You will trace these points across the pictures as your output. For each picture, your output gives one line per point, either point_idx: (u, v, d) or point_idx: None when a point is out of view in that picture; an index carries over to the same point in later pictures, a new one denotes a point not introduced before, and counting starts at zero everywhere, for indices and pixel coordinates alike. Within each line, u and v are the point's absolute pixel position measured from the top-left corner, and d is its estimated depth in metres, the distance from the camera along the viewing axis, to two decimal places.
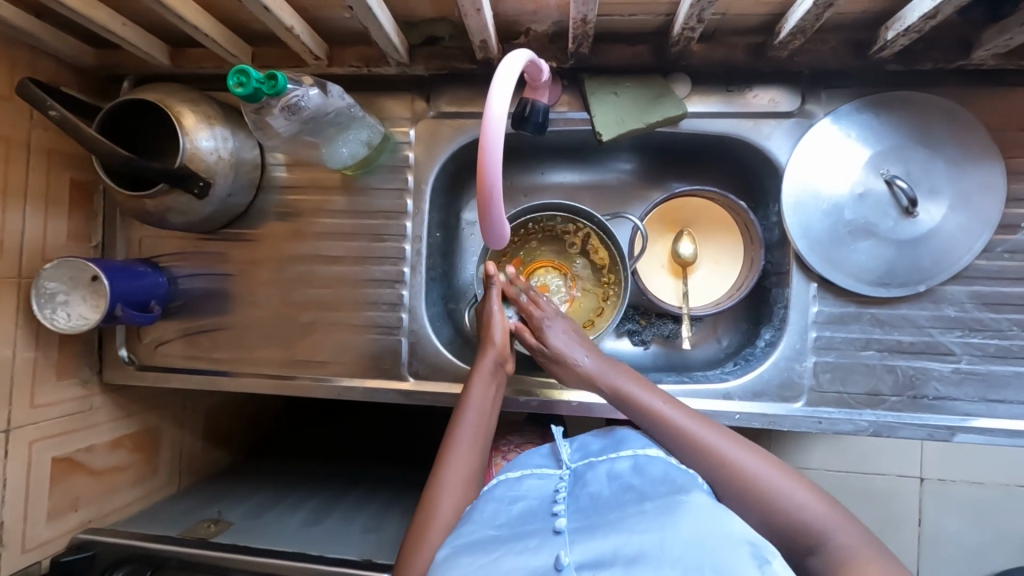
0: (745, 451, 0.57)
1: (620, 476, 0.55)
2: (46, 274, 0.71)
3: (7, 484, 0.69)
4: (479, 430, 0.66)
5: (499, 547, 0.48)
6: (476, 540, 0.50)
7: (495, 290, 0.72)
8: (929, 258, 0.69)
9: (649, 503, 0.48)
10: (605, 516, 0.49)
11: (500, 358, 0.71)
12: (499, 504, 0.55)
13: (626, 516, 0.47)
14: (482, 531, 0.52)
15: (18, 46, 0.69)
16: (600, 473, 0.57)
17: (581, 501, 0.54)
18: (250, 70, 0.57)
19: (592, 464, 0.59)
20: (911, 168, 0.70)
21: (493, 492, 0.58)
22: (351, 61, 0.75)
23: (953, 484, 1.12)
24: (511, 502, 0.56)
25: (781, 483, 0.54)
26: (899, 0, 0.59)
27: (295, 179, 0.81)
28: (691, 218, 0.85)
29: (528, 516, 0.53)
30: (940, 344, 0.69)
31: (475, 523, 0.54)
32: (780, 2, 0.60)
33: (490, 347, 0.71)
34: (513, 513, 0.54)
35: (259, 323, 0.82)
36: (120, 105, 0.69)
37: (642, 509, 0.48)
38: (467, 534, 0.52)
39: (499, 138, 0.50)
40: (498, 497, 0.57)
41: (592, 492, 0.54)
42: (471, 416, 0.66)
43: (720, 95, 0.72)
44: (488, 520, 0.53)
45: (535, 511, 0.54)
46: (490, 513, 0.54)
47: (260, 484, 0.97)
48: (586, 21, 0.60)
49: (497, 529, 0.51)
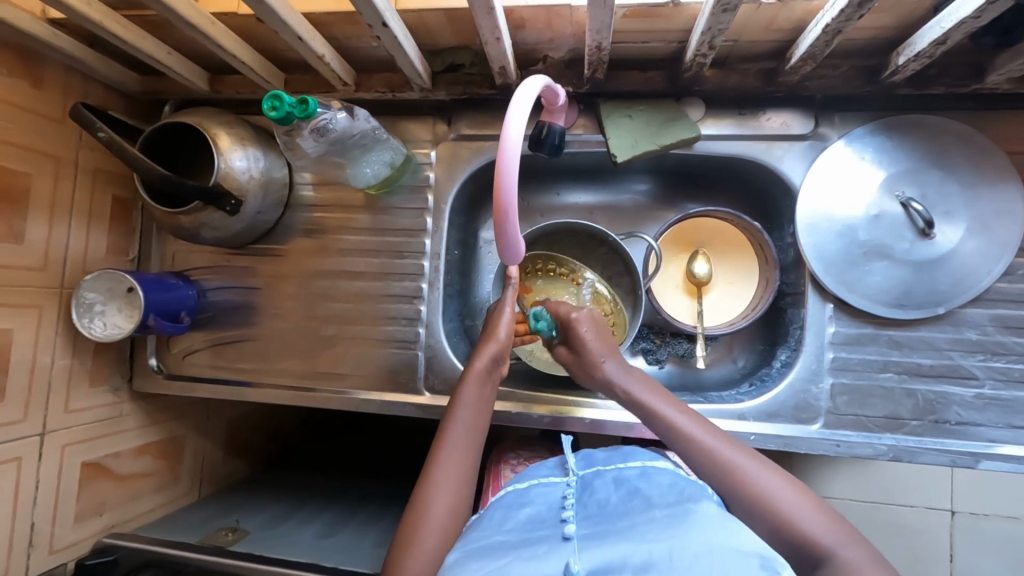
0: (751, 460, 0.57)
1: (627, 484, 0.57)
2: (86, 285, 0.75)
3: (40, 486, 0.72)
4: (471, 430, 0.64)
5: (508, 554, 0.48)
6: (485, 546, 0.50)
7: (511, 290, 0.72)
8: (947, 281, 0.68)
9: (658, 512, 0.50)
10: (612, 524, 0.50)
11: (496, 355, 0.69)
12: (508, 511, 0.57)
13: (636, 524, 0.49)
14: (490, 537, 0.52)
15: (71, 74, 0.75)
16: (608, 482, 0.59)
17: (589, 509, 0.55)
18: (283, 95, 0.60)
19: (602, 475, 0.61)
20: (926, 192, 0.70)
21: (503, 501, 0.60)
22: (377, 87, 0.79)
23: (983, 517, 1.08)
24: (520, 508, 0.57)
25: (792, 496, 0.54)
26: (910, 27, 0.60)
27: (321, 198, 0.84)
28: (705, 239, 0.85)
29: (536, 522, 0.54)
30: (961, 368, 0.68)
31: (484, 529, 0.54)
32: (791, 28, 0.62)
33: (491, 342, 0.69)
34: (521, 519, 0.55)
35: (282, 336, 0.85)
36: (162, 127, 0.73)
37: (651, 516, 0.49)
38: (476, 539, 0.52)
39: (516, 158, 0.52)
40: (508, 505, 0.59)
41: (599, 499, 0.56)
42: (462, 415, 0.65)
43: (733, 118, 0.74)
44: (497, 526, 0.54)
45: (544, 517, 0.55)
46: (499, 520, 0.56)
47: (276, 496, 0.99)
48: (601, 48, 0.62)
49: (506, 535, 0.52)
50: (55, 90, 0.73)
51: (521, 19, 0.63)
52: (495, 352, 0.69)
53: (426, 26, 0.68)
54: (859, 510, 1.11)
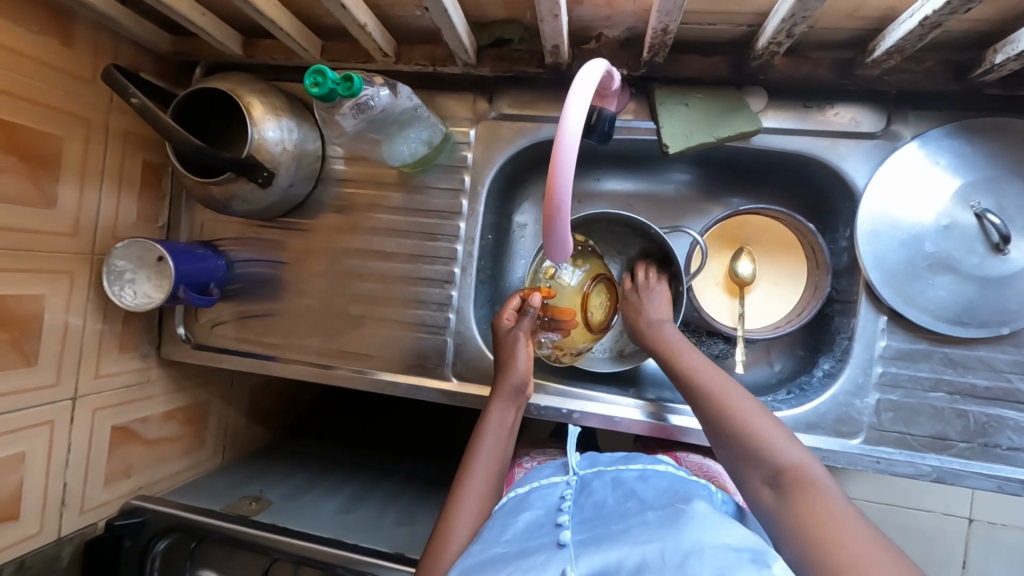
0: (744, 408, 0.57)
1: (625, 486, 0.58)
2: (116, 253, 0.74)
3: (71, 449, 0.73)
4: (494, 460, 0.65)
5: (507, 565, 0.48)
6: (484, 560, 0.50)
7: (529, 321, 0.69)
8: (1017, 301, 0.64)
9: (652, 513, 0.50)
10: (608, 527, 0.51)
11: (519, 384, 0.67)
12: (507, 518, 0.56)
13: (629, 527, 0.49)
14: (490, 550, 0.51)
15: (103, 31, 0.72)
16: (607, 484, 0.59)
17: (585, 511, 0.55)
18: (327, 70, 0.57)
19: (601, 476, 0.61)
20: (1005, 203, 0.65)
21: (504, 509, 0.59)
22: (418, 59, 0.75)
23: (1005, 529, 1.06)
24: (518, 515, 0.56)
25: (760, 420, 0.56)
26: (1012, 21, 0.55)
27: (352, 173, 0.81)
28: (753, 237, 0.81)
29: (534, 529, 0.53)
30: (1018, 392, 0.65)
31: (483, 542, 0.54)
32: (877, 17, 0.56)
33: (512, 373, 0.67)
34: (520, 528, 0.54)
35: (308, 312, 0.84)
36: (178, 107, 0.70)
37: (644, 519, 0.50)
38: (476, 554, 0.52)
39: (573, 147, 0.48)
40: (508, 512, 0.57)
41: (596, 501, 0.56)
42: (489, 441, 0.65)
43: (797, 111, 0.68)
44: (497, 536, 0.53)
45: (541, 523, 0.54)
46: (499, 530, 0.54)
47: (297, 466, 1.00)
48: (666, 31, 0.57)
49: (505, 546, 0.51)
50: (86, 48, 0.70)
51: None
52: (518, 383, 0.66)
53: None
54: (878, 515, 1.09)
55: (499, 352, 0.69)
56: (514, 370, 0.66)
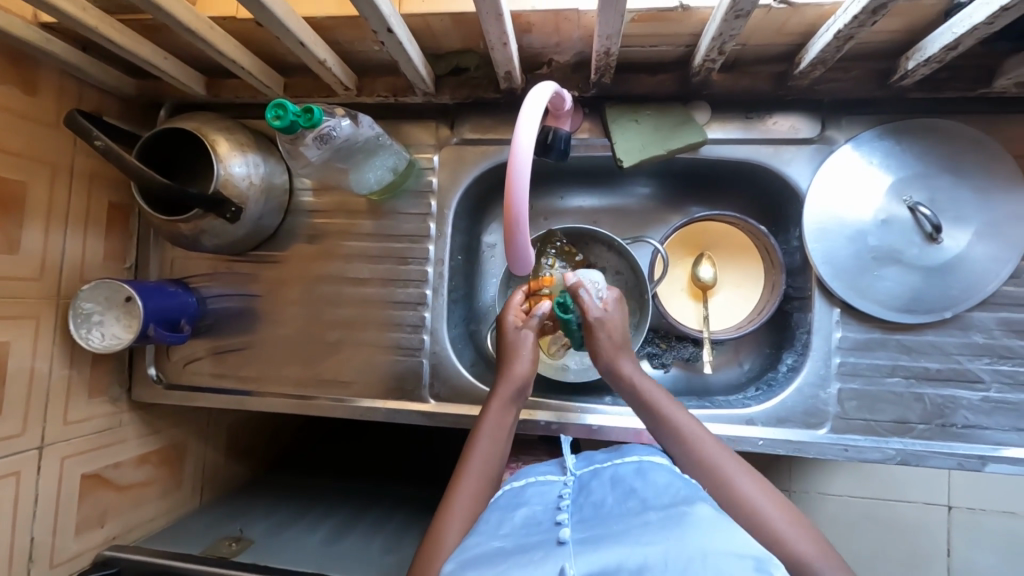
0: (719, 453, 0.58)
1: (624, 483, 0.59)
2: (83, 295, 0.74)
3: (39, 499, 0.71)
4: (490, 459, 0.62)
5: (506, 560, 0.48)
6: (482, 553, 0.50)
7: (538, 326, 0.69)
8: (956, 286, 0.68)
9: (654, 514, 0.51)
10: (607, 526, 0.51)
11: (519, 385, 0.66)
12: (504, 513, 0.57)
13: (631, 527, 0.50)
14: (488, 543, 0.52)
15: (66, 77, 0.73)
16: (605, 483, 0.60)
17: (584, 511, 0.56)
18: (287, 103, 0.59)
19: (599, 475, 0.62)
20: (935, 196, 0.69)
21: (499, 503, 0.61)
22: (380, 91, 0.78)
23: (982, 512, 1.09)
24: (515, 510, 0.58)
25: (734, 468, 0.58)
26: (920, 31, 0.60)
27: (322, 204, 0.83)
28: (711, 243, 0.85)
29: (533, 526, 0.54)
30: (968, 372, 0.68)
31: (480, 535, 0.54)
32: (801, 33, 0.61)
33: (511, 373, 0.66)
34: (517, 523, 0.55)
35: (284, 343, 0.84)
36: (147, 142, 0.71)
37: (646, 520, 0.50)
38: (473, 546, 0.52)
39: (526, 165, 0.51)
40: (504, 507, 0.59)
41: (595, 500, 0.57)
42: (484, 442, 0.63)
43: (740, 121, 0.73)
44: (494, 530, 0.54)
45: (539, 520, 0.55)
46: (496, 524, 0.56)
47: (279, 503, 0.98)
48: (609, 54, 0.61)
49: (503, 542, 0.52)
50: (49, 95, 0.71)
51: (528, 23, 0.62)
52: (520, 384, 0.65)
53: (431, 31, 0.67)
54: (861, 508, 1.12)
55: (501, 353, 0.68)
56: (517, 371, 0.66)
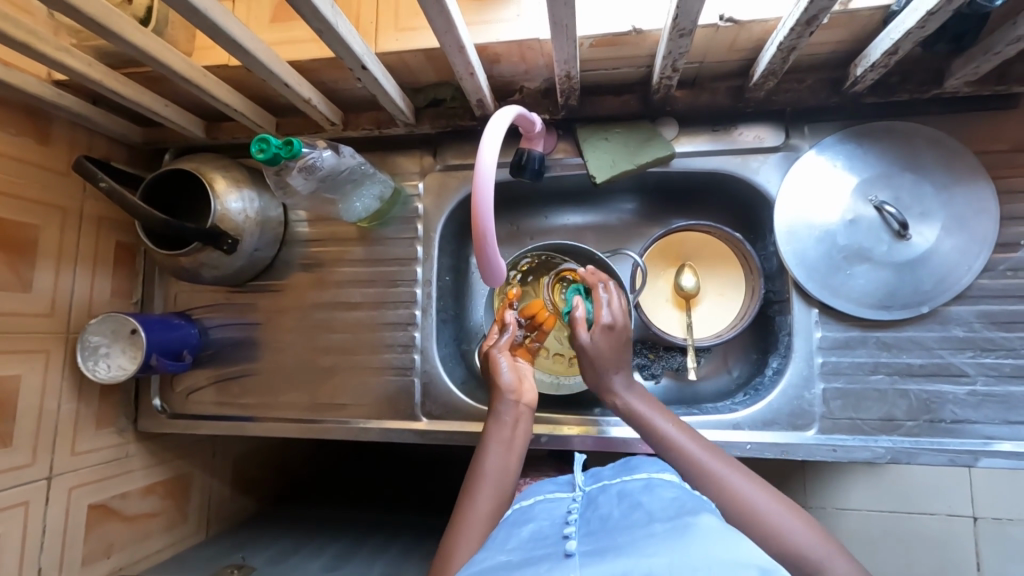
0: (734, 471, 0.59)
1: (631, 496, 0.54)
2: (90, 329, 0.78)
3: (47, 530, 0.73)
4: (498, 472, 0.62)
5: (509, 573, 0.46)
6: (487, 567, 0.48)
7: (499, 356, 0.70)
8: (929, 280, 0.69)
9: (658, 525, 0.47)
10: (614, 539, 0.48)
11: (511, 395, 0.67)
12: (512, 529, 0.54)
13: (636, 538, 0.46)
14: (494, 558, 0.50)
15: (77, 129, 0.80)
16: (612, 497, 0.56)
17: (591, 525, 0.52)
18: (271, 138, 0.63)
19: (605, 489, 0.59)
20: (900, 194, 0.71)
21: (507, 520, 0.57)
22: (365, 125, 0.83)
23: (1009, 522, 1.05)
24: (523, 526, 0.54)
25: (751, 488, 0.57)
26: (863, 39, 0.63)
27: (316, 233, 0.87)
28: (690, 253, 0.87)
29: (540, 540, 0.51)
30: (952, 366, 0.68)
31: (487, 550, 0.52)
32: (751, 48, 0.64)
33: (502, 391, 0.68)
34: (524, 538, 0.52)
35: (283, 369, 0.87)
36: (149, 185, 0.77)
37: (651, 531, 0.47)
38: (478, 561, 0.49)
39: (490, 182, 0.55)
40: (512, 523, 0.56)
41: (602, 514, 0.54)
42: (492, 457, 0.63)
43: (708, 134, 0.76)
44: (500, 545, 0.52)
45: (546, 534, 0.52)
46: (503, 539, 0.53)
47: (284, 532, 0.99)
48: (570, 77, 0.65)
49: (509, 554, 0.49)
50: (61, 145, 0.77)
51: (495, 54, 0.67)
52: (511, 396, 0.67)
53: (406, 66, 0.72)
54: (879, 521, 1.09)
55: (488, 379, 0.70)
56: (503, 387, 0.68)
